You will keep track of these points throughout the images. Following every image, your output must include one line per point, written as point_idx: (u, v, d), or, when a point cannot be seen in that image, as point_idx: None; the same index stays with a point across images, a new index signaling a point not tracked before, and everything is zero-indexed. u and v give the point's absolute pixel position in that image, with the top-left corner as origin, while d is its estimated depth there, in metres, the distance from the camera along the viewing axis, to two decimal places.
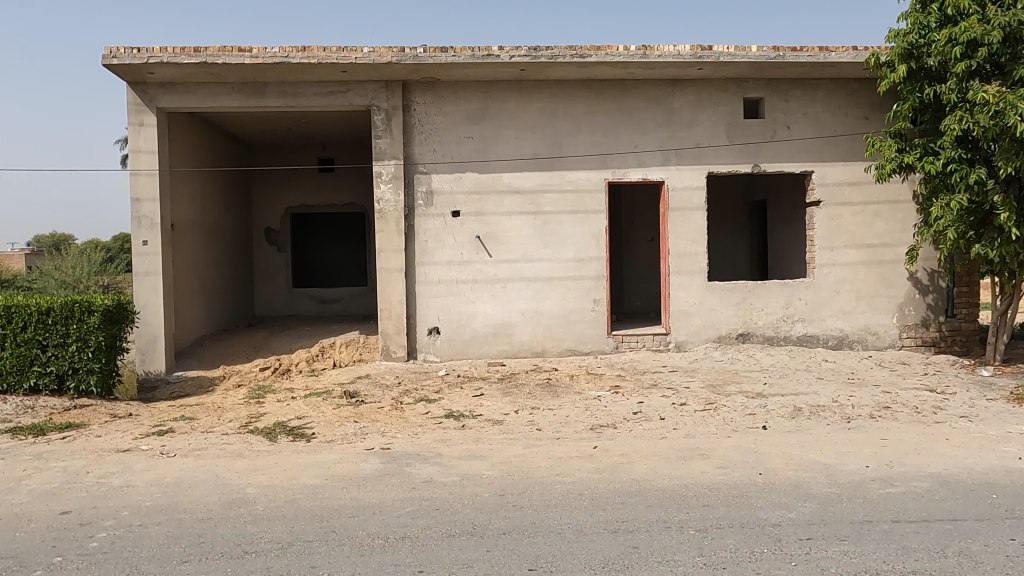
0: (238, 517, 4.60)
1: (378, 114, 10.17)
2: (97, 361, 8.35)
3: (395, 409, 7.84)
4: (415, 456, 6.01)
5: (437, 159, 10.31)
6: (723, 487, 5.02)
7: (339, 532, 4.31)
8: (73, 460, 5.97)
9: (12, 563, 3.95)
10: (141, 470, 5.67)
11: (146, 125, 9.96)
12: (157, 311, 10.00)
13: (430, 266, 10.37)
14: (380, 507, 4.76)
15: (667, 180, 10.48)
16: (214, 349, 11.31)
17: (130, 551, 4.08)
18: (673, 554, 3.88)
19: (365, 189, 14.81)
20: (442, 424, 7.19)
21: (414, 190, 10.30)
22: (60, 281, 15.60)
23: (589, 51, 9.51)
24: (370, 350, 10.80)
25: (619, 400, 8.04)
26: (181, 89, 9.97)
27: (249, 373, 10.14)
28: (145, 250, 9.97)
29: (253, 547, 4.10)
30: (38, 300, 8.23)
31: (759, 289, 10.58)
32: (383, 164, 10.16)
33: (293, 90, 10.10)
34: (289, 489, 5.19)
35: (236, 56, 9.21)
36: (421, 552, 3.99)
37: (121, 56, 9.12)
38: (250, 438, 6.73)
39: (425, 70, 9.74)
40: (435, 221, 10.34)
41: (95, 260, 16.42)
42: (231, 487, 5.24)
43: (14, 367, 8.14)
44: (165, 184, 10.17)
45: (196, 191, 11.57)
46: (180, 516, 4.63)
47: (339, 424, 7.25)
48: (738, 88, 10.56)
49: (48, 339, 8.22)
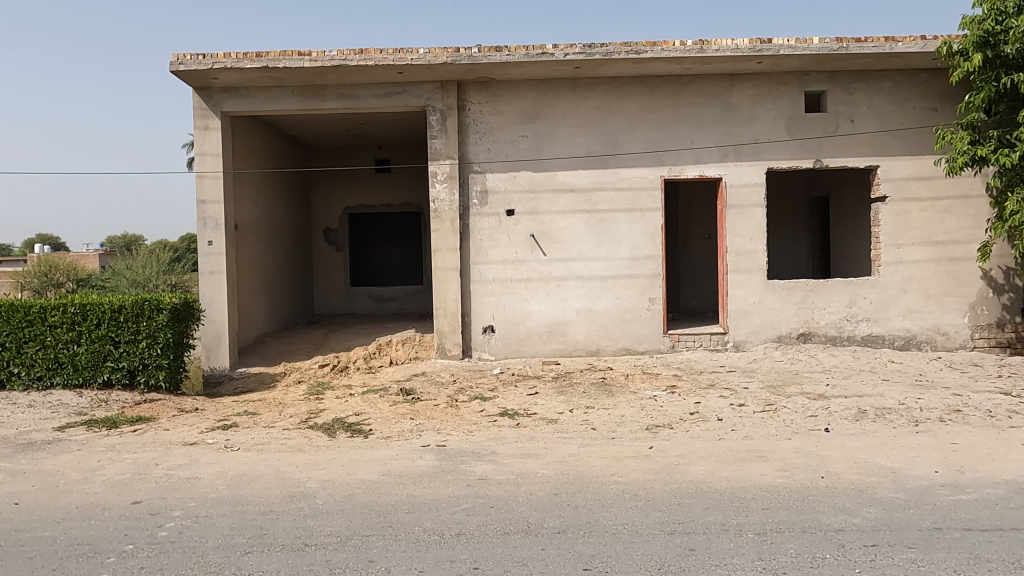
0: (299, 510, 4.72)
1: (433, 114, 10.27)
2: (166, 357, 8.66)
3: (450, 407, 7.90)
4: (470, 454, 6.05)
5: (491, 158, 10.36)
6: (782, 491, 4.90)
7: (396, 527, 4.37)
8: (143, 452, 6.21)
9: (88, 549, 4.14)
10: (207, 463, 5.86)
11: (211, 129, 10.28)
12: (221, 309, 10.31)
13: (484, 264, 10.42)
14: (436, 503, 4.81)
15: (725, 176, 10.29)
16: (275, 346, 11.61)
17: (197, 541, 4.22)
18: (730, 557, 3.81)
19: (421, 188, 14.96)
20: (496, 422, 7.22)
21: (469, 189, 10.37)
22: (131, 280, 16.22)
23: (644, 46, 9.41)
24: (426, 347, 10.91)
25: (675, 400, 7.95)
26: (243, 94, 10.25)
27: (309, 370, 10.37)
28: (210, 250, 10.30)
29: (313, 540, 4.19)
30: (111, 299, 8.58)
31: (820, 287, 10.29)
32: (438, 164, 10.26)
33: (351, 93, 10.28)
34: (348, 484, 5.29)
35: (296, 60, 9.45)
36: (476, 548, 4.01)
37: (187, 62, 9.44)
38: (309, 434, 6.88)
39: (479, 70, 9.78)
40: (490, 221, 10.38)
41: (163, 259, 17.08)
42: (292, 481, 5.38)
43: (89, 362, 8.51)
44: (229, 186, 10.49)
45: (258, 191, 11.88)
46: (244, 508, 4.78)
47: (396, 421, 7.35)
48: (799, 82, 10.29)
49: (120, 335, 8.56)
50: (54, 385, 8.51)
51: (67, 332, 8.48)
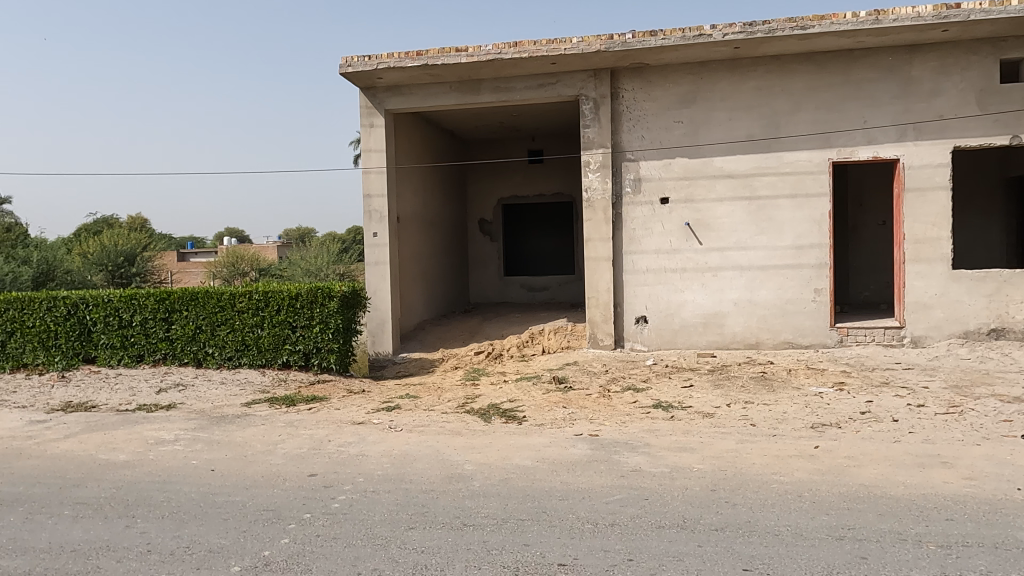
0: (458, 491, 4.90)
1: (586, 103, 10.25)
2: (337, 342, 9.29)
3: (603, 397, 7.89)
4: (623, 445, 6.01)
5: (645, 145, 10.18)
6: (971, 502, 4.46)
7: (550, 514, 4.43)
8: (318, 429, 6.71)
9: (272, 515, 4.54)
10: (373, 442, 6.24)
11: (377, 126, 10.87)
12: (385, 297, 10.89)
13: (638, 254, 10.28)
14: (589, 492, 4.82)
15: (903, 157, 9.48)
16: (434, 332, 12.12)
17: (366, 514, 4.50)
18: (908, 570, 3.53)
19: (573, 178, 14.98)
20: (650, 414, 7.12)
21: (622, 177, 10.26)
22: (305, 269, 17.55)
23: (812, 21, 8.84)
24: (578, 337, 10.95)
25: (843, 398, 7.46)
26: (405, 91, 10.74)
27: (465, 357, 10.74)
28: (375, 241, 10.90)
29: (471, 520, 4.35)
30: (289, 287, 9.31)
31: (1017, 278, 9.23)
32: (591, 153, 10.24)
33: (505, 85, 10.47)
34: (504, 468, 5.42)
35: (453, 56, 9.76)
36: (630, 540, 3.98)
37: (355, 65, 10.02)
38: (466, 418, 7.13)
39: (633, 57, 9.62)
40: (644, 209, 10.22)
41: (333, 250, 18.32)
42: (451, 462, 5.60)
43: (271, 345, 9.31)
44: (392, 180, 11.03)
45: (418, 185, 12.42)
46: (407, 486, 5.03)
47: (549, 409, 7.44)
48: (993, 49, 9.26)
49: (297, 320, 9.28)
50: (241, 364, 9.39)
51: (253, 317, 9.32)
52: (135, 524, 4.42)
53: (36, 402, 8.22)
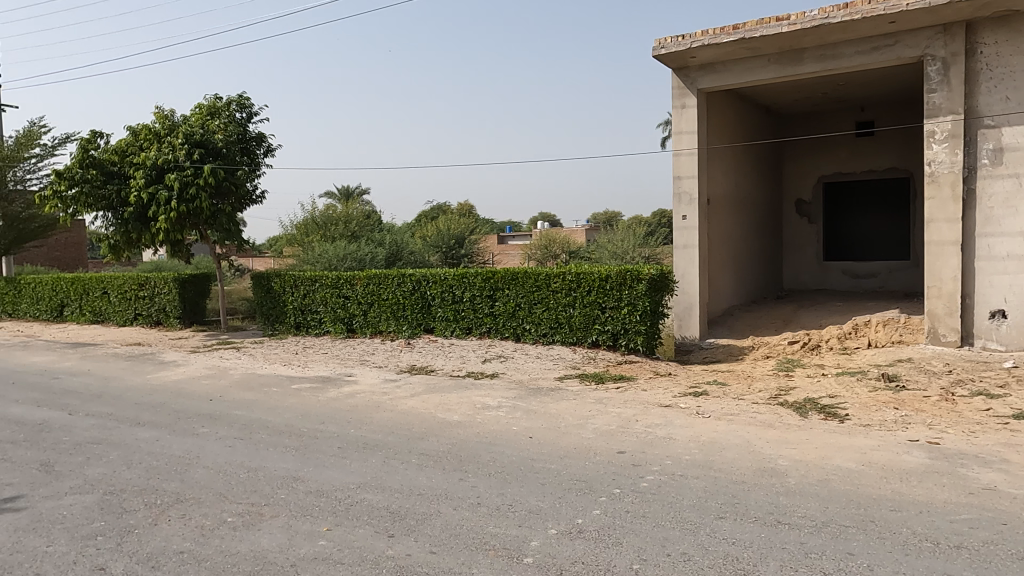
0: (771, 486, 4.66)
1: (932, 64, 8.97)
2: (644, 324, 9.36)
3: (945, 401, 6.90)
4: (972, 458, 5.20)
5: (1011, 108, 8.62)
6: None
7: (879, 524, 4.00)
8: (626, 408, 6.88)
9: (584, 486, 4.76)
10: (681, 426, 6.21)
11: (688, 107, 10.70)
12: (693, 281, 10.74)
13: (995, 237, 8.77)
14: (929, 507, 4.25)
15: None
16: (743, 319, 11.67)
17: (675, 497, 4.50)
18: None
19: (912, 152, 13.24)
20: (1009, 426, 6.05)
21: (977, 147, 8.82)
22: (612, 252, 18.09)
23: None
24: (912, 331, 9.72)
25: None
26: (719, 69, 10.41)
27: (777, 346, 10.16)
28: (684, 224, 10.79)
29: (785, 518, 4.11)
30: (600, 269, 9.62)
31: None
32: (937, 121, 8.95)
33: (832, 53, 9.59)
34: (823, 468, 5.03)
35: (773, 26, 9.22)
36: (983, 568, 3.43)
37: (668, 46, 9.97)
38: (780, 411, 6.74)
39: (998, 4, 8.16)
40: (1006, 184, 8.67)
41: (639, 233, 18.59)
42: (763, 456, 5.34)
43: (581, 324, 9.74)
44: (703, 161, 10.80)
45: (730, 166, 12.00)
46: (716, 474, 4.92)
47: (877, 409, 6.72)
48: None
49: (607, 302, 9.56)
50: (554, 341, 9.99)
51: (566, 297, 9.84)
52: (468, 478, 4.96)
53: (388, 363, 9.64)
